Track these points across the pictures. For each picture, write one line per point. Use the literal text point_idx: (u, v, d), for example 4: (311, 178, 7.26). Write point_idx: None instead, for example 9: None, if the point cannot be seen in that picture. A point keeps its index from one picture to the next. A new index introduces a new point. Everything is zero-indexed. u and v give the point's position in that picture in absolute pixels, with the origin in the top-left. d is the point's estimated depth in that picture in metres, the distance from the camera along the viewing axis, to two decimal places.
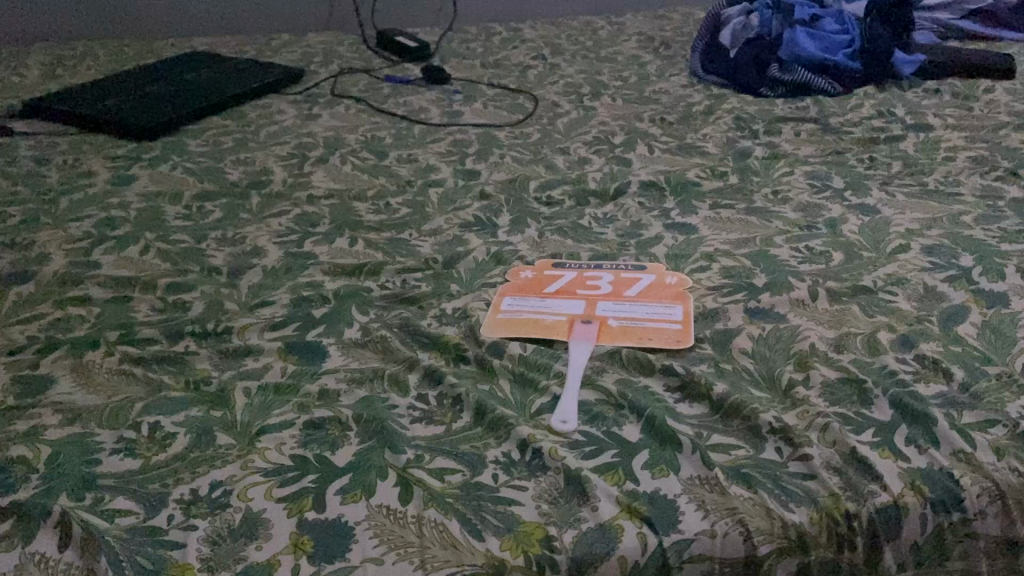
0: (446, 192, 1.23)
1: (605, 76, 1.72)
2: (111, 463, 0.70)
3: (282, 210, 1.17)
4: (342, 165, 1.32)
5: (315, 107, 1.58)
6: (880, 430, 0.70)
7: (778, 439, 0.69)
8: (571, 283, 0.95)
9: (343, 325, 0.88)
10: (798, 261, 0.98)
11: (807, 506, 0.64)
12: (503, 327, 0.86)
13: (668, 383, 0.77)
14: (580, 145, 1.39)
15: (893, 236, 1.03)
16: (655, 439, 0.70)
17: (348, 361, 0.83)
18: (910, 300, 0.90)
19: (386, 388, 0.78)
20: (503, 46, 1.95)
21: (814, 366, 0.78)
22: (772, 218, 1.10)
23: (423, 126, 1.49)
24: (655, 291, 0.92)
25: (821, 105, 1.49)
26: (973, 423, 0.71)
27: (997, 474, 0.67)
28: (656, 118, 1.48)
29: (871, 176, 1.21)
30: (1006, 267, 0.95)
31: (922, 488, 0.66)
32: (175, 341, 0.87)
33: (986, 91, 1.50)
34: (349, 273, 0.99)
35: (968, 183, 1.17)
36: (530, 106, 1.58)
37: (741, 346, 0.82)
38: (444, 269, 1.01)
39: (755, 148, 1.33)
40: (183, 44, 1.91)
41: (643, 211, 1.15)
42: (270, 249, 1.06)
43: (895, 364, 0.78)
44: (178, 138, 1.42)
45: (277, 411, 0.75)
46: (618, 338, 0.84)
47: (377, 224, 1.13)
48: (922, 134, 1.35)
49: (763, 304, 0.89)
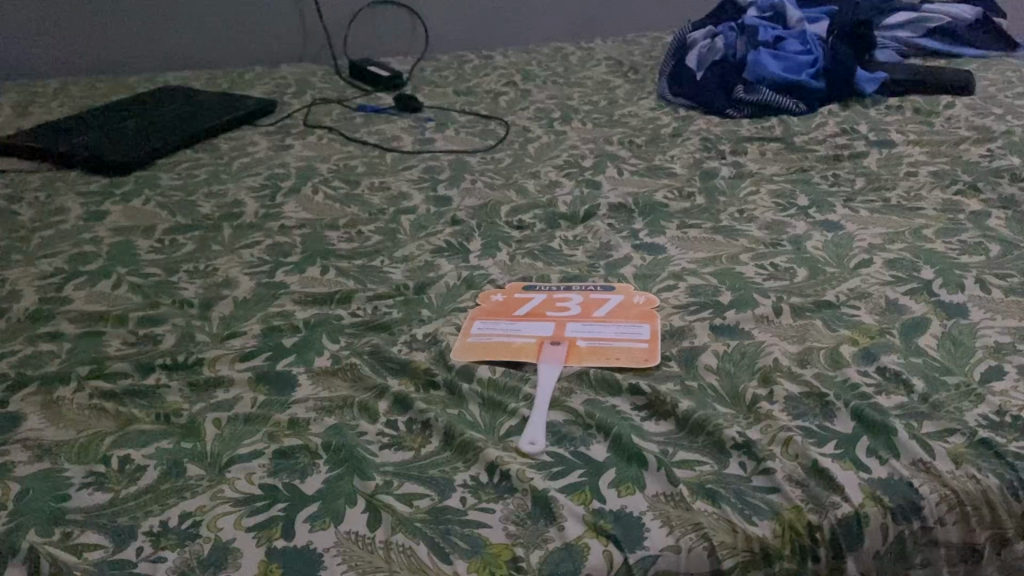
0: (418, 219, 1.24)
1: (575, 101, 1.74)
2: (81, 497, 0.70)
3: (254, 241, 1.18)
4: (314, 195, 1.33)
5: (288, 138, 1.59)
6: (841, 442, 0.71)
7: (742, 454, 0.71)
8: (541, 305, 0.96)
9: (314, 354, 0.89)
10: (763, 278, 1.00)
11: (770, 519, 0.65)
12: (474, 351, 0.87)
13: (634, 402, 0.79)
14: (551, 169, 1.40)
15: (856, 250, 1.05)
16: (621, 458, 0.71)
17: (318, 389, 0.83)
18: (872, 313, 0.91)
19: (356, 415, 0.79)
20: (475, 73, 1.97)
21: (777, 381, 0.79)
22: (737, 236, 1.12)
23: (395, 154, 1.50)
24: (623, 310, 0.94)
25: (786, 124, 1.52)
26: (932, 432, 0.72)
27: (955, 482, 0.69)
28: (625, 141, 1.51)
29: (834, 193, 1.23)
30: (965, 278, 0.97)
31: (883, 498, 0.67)
32: (146, 374, 0.87)
33: (947, 107, 1.53)
34: (320, 302, 1.00)
35: (929, 198, 1.19)
36: (500, 132, 1.60)
37: (706, 363, 0.84)
38: (415, 295, 1.02)
39: (722, 168, 1.36)
40: (156, 78, 1.93)
41: (612, 232, 1.16)
42: (242, 280, 1.07)
43: (857, 377, 0.79)
44: (152, 172, 1.43)
45: (247, 441, 0.76)
46: (587, 358, 0.85)
47: (349, 252, 1.14)
48: (885, 151, 1.37)
49: (728, 321, 0.90)
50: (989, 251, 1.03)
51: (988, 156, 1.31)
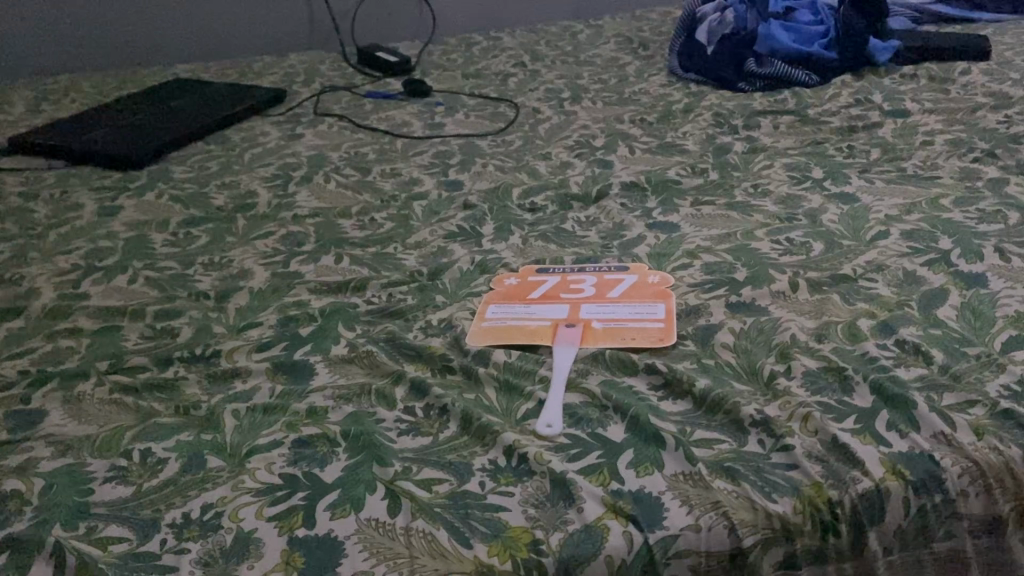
0: (430, 204, 1.24)
1: (584, 80, 1.73)
2: (104, 491, 0.70)
3: (268, 231, 1.18)
4: (325, 184, 1.33)
5: (298, 126, 1.59)
6: (860, 416, 0.71)
7: (760, 432, 0.70)
8: (555, 287, 0.96)
9: (330, 343, 0.89)
10: (779, 253, 0.99)
11: (790, 496, 0.65)
12: (488, 336, 0.87)
13: (651, 381, 0.78)
14: (561, 150, 1.39)
15: (872, 223, 1.04)
16: (639, 438, 0.71)
17: (335, 377, 0.84)
18: (890, 285, 0.90)
19: (374, 402, 0.79)
20: (483, 55, 1.96)
21: (795, 357, 0.79)
22: (752, 212, 1.11)
23: (406, 140, 1.50)
24: (637, 290, 0.93)
25: (799, 96, 1.50)
26: (952, 404, 0.71)
27: (977, 454, 0.67)
28: (636, 118, 1.49)
29: (849, 165, 1.22)
30: (984, 247, 0.95)
31: (903, 472, 0.66)
32: (165, 368, 0.88)
33: (963, 73, 1.50)
34: (335, 291, 1.00)
35: (946, 166, 1.18)
36: (511, 114, 1.59)
37: (722, 340, 0.83)
38: (429, 281, 1.02)
39: (734, 143, 1.34)
40: (166, 71, 1.93)
41: (624, 212, 1.16)
42: (256, 270, 1.07)
43: (876, 351, 0.79)
44: (164, 165, 1.43)
45: (266, 430, 0.76)
46: (602, 339, 0.85)
47: (362, 240, 1.14)
48: (900, 120, 1.35)
49: (744, 298, 0.90)
50: (1007, 219, 1.01)
51: (1005, 121, 1.29)
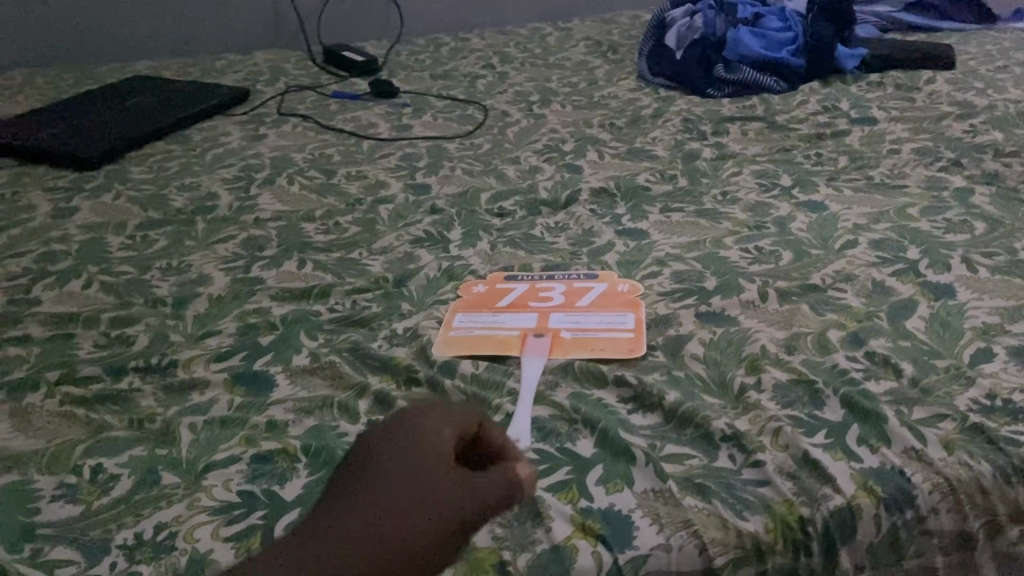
0: (396, 208, 1.22)
1: (553, 83, 1.72)
2: (52, 510, 0.67)
3: (229, 235, 1.15)
4: (289, 186, 1.30)
5: (262, 127, 1.56)
6: (831, 431, 0.70)
7: (731, 447, 0.69)
8: (524, 295, 0.94)
9: (292, 352, 0.87)
10: (748, 262, 0.99)
11: (761, 514, 0.63)
12: (455, 345, 0.85)
13: (620, 394, 0.77)
14: (530, 154, 1.38)
15: (840, 232, 1.04)
16: (608, 453, 0.69)
17: (296, 390, 0.81)
18: (859, 296, 0.90)
19: (336, 415, 0.77)
20: (451, 56, 1.94)
21: (764, 369, 0.78)
22: (721, 219, 1.10)
23: (372, 141, 1.47)
24: (607, 299, 0.92)
25: (767, 103, 1.50)
26: (922, 418, 0.71)
27: (948, 469, 0.66)
28: (605, 123, 1.48)
29: (817, 172, 1.22)
30: (951, 257, 0.95)
31: (875, 488, 0.65)
32: (119, 378, 0.84)
33: (929, 81, 1.51)
34: (297, 298, 0.98)
35: (913, 175, 1.18)
36: (479, 116, 1.57)
37: (692, 351, 0.82)
38: (395, 287, 0.99)
39: (704, 149, 1.34)
40: (126, 68, 1.88)
41: (593, 217, 1.14)
42: (216, 276, 1.04)
43: (846, 363, 0.78)
44: (122, 165, 1.39)
45: (224, 445, 0.74)
46: (571, 349, 0.83)
47: (326, 245, 1.11)
48: (868, 128, 1.36)
49: (714, 308, 0.89)
50: (974, 229, 1.02)
51: (971, 131, 1.29)
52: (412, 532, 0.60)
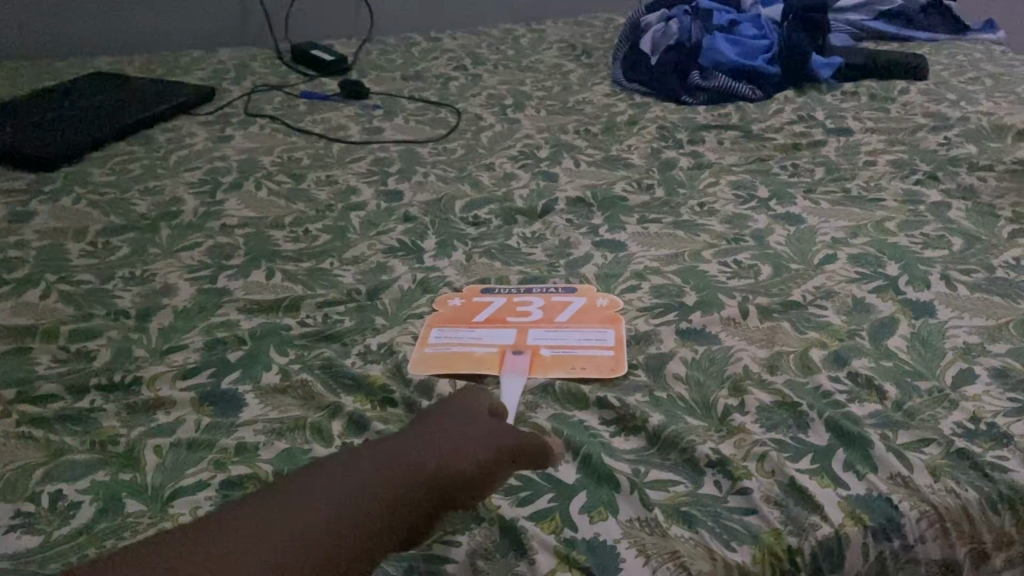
0: (367, 215, 1.19)
1: (527, 86, 1.69)
2: (8, 542, 0.64)
3: (194, 242, 1.11)
4: (256, 191, 1.26)
5: (228, 128, 1.52)
6: (817, 455, 0.69)
7: (716, 473, 0.68)
8: (501, 310, 0.92)
9: (261, 369, 0.84)
10: (727, 277, 0.98)
11: (749, 544, 0.62)
12: (432, 364, 0.83)
13: (602, 416, 0.75)
14: (505, 160, 1.36)
15: (818, 246, 1.03)
16: (592, 479, 0.67)
17: (266, 410, 0.78)
18: (840, 313, 0.89)
19: (308, 438, 0.74)
20: (423, 56, 1.91)
21: (747, 390, 0.77)
22: (699, 232, 1.09)
23: (342, 145, 1.44)
24: (586, 314, 0.90)
25: (742, 112, 1.49)
26: (907, 443, 0.70)
27: (935, 497, 0.66)
28: (580, 129, 1.46)
29: (794, 184, 1.21)
30: (930, 274, 0.95)
31: (863, 516, 0.64)
32: (79, 397, 0.81)
33: (902, 92, 1.51)
34: (266, 311, 0.95)
35: (889, 188, 1.18)
36: (452, 120, 1.54)
37: (674, 370, 0.81)
38: (368, 300, 0.97)
39: (680, 158, 1.33)
40: (86, 63, 1.82)
41: (571, 228, 1.12)
42: (181, 286, 1.01)
43: (829, 384, 0.77)
44: (82, 167, 1.35)
45: (191, 470, 0.71)
46: (551, 368, 0.82)
47: (295, 254, 1.08)
48: (843, 139, 1.36)
49: (694, 325, 0.88)
50: (951, 245, 1.01)
51: (945, 144, 1.30)
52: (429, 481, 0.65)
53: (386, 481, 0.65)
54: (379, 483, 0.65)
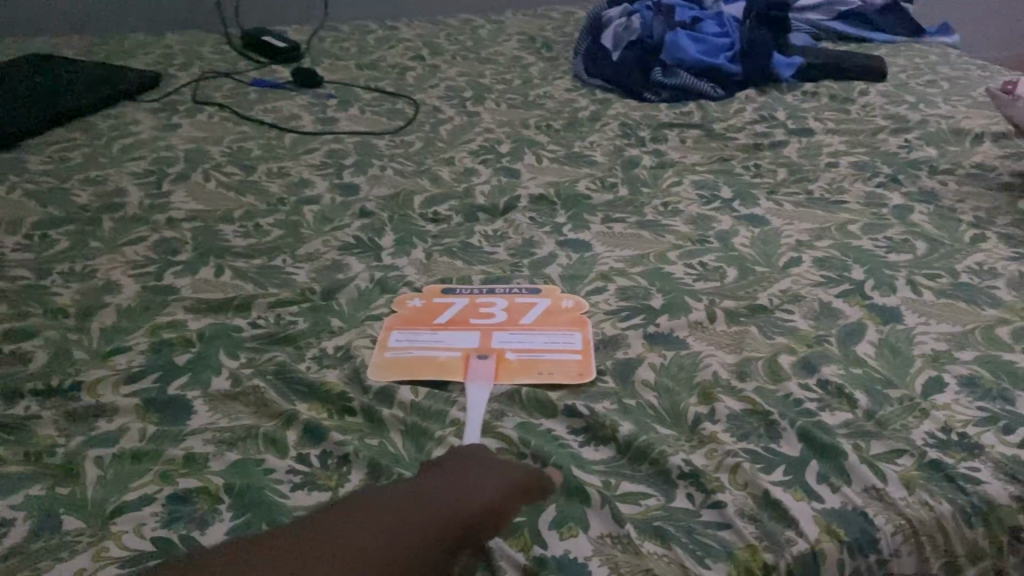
0: (322, 210, 1.14)
1: (487, 79, 1.66)
2: None
3: (138, 236, 1.06)
4: (205, 183, 1.21)
5: (175, 115, 1.45)
6: (789, 466, 0.67)
7: (689, 485, 0.66)
8: (464, 311, 0.89)
9: (211, 374, 0.79)
10: (693, 279, 0.96)
11: (724, 561, 0.60)
12: (394, 368, 0.80)
13: (570, 425, 0.73)
14: (465, 155, 1.32)
15: (783, 248, 1.02)
16: (561, 493, 0.65)
17: (216, 417, 0.74)
18: (807, 318, 0.88)
19: (261, 448, 0.70)
20: (378, 45, 1.86)
21: (717, 398, 0.75)
22: (664, 232, 1.07)
23: (295, 135, 1.39)
24: (551, 316, 0.88)
25: (704, 110, 1.48)
26: (880, 454, 0.69)
27: (909, 510, 0.65)
28: (541, 124, 1.44)
29: (757, 185, 1.20)
30: (896, 279, 0.95)
31: (838, 531, 0.63)
32: (13, 403, 0.76)
33: (861, 93, 1.52)
34: (215, 311, 0.90)
35: (852, 190, 1.17)
36: (409, 111, 1.50)
37: (643, 377, 0.79)
38: (323, 300, 0.93)
39: (643, 156, 1.31)
40: (23, 44, 1.74)
41: (534, 226, 1.10)
42: (125, 283, 0.95)
43: (799, 392, 0.76)
44: (18, 154, 1.28)
45: (135, 483, 0.66)
46: (518, 374, 0.79)
47: (247, 250, 1.03)
48: (805, 139, 1.35)
49: (662, 329, 0.86)
50: (915, 249, 1.01)
51: (905, 146, 1.30)
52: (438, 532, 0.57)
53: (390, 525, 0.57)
54: (385, 528, 0.56)
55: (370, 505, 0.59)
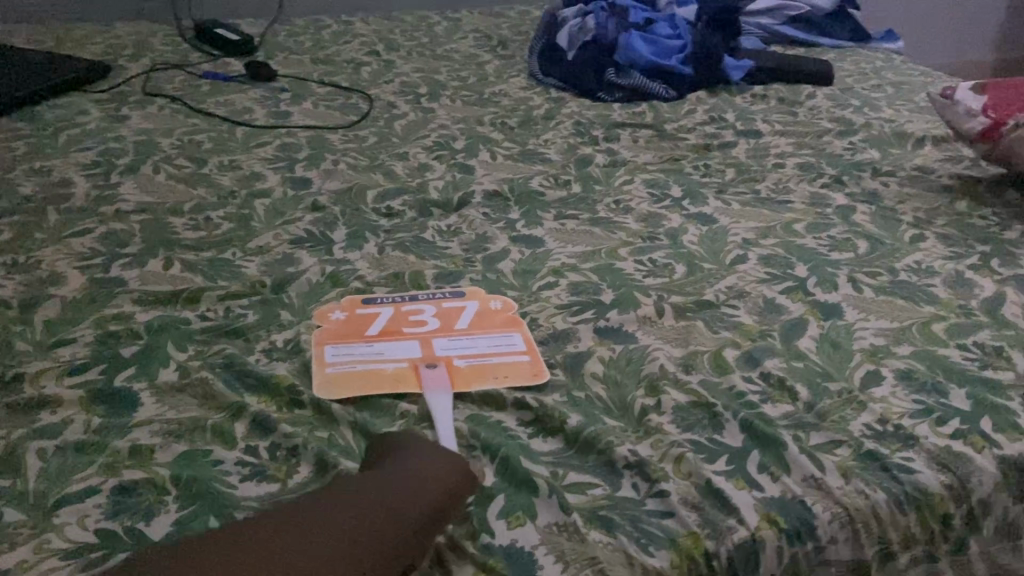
0: (273, 203, 1.14)
1: (442, 75, 1.66)
2: None
3: (85, 228, 1.04)
4: (154, 175, 1.19)
5: (124, 107, 1.43)
6: (732, 457, 0.69)
7: (634, 475, 0.67)
8: (394, 321, 0.87)
9: (158, 366, 0.79)
10: (642, 275, 0.97)
11: (667, 549, 0.61)
12: (342, 386, 0.77)
13: (520, 417, 0.74)
14: (419, 150, 1.32)
15: (730, 246, 1.05)
16: (509, 483, 0.66)
17: (163, 409, 0.73)
18: (752, 313, 0.90)
19: (209, 440, 0.70)
20: (333, 40, 1.85)
21: (664, 391, 0.77)
22: (615, 229, 1.09)
23: (247, 129, 1.38)
24: (484, 319, 0.87)
25: (656, 110, 1.50)
26: (819, 445, 0.71)
27: (846, 499, 0.67)
28: (496, 121, 1.44)
29: (706, 184, 1.22)
30: (838, 276, 0.97)
31: (776, 519, 0.64)
32: None
33: (809, 97, 1.55)
34: (163, 303, 0.89)
35: (797, 190, 1.20)
36: (363, 106, 1.50)
37: (592, 370, 0.80)
38: (274, 294, 0.92)
39: (596, 155, 1.32)
40: None
41: (487, 222, 1.10)
42: (70, 274, 0.94)
43: (743, 385, 0.78)
44: None
45: (79, 475, 0.66)
46: (472, 379, 0.78)
47: (196, 242, 1.02)
48: (753, 140, 1.38)
49: (612, 323, 0.87)
50: (857, 247, 1.04)
51: (850, 148, 1.34)
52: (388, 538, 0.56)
53: (335, 528, 0.56)
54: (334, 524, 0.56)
55: (311, 508, 0.58)
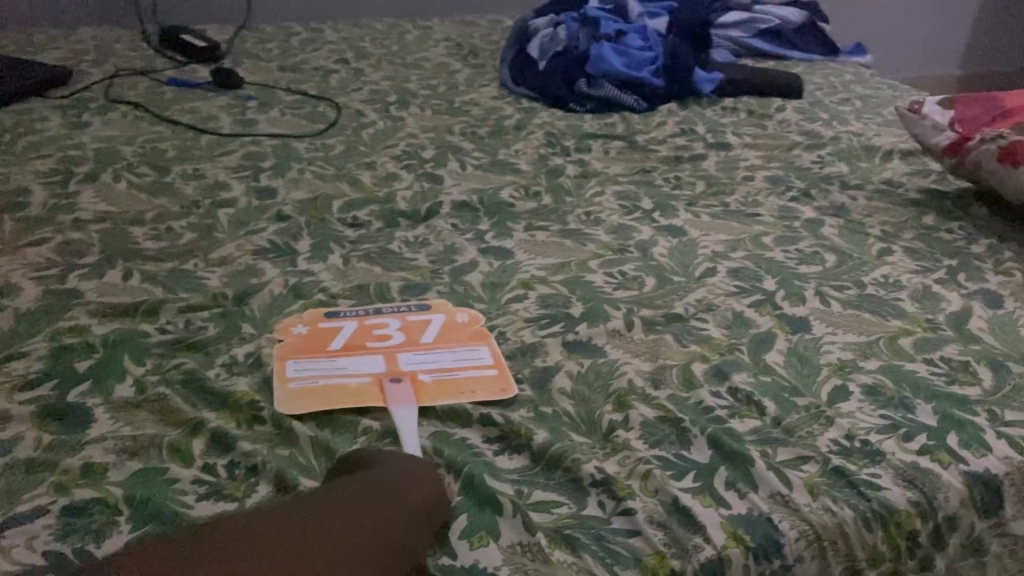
0: (238, 213, 1.12)
1: (412, 84, 1.65)
2: None
3: (41, 238, 1.01)
4: (115, 183, 1.17)
5: (86, 113, 1.40)
6: (699, 473, 0.68)
7: (601, 493, 0.66)
8: (358, 335, 0.85)
9: (114, 380, 0.77)
10: (612, 288, 0.97)
11: (632, 569, 0.60)
12: (305, 402, 0.75)
13: (486, 434, 0.73)
14: (388, 160, 1.31)
15: (699, 259, 1.04)
16: (473, 501, 0.65)
17: (118, 425, 0.71)
18: (720, 327, 0.90)
19: (165, 458, 0.68)
20: (303, 47, 1.83)
21: (632, 406, 0.76)
22: (585, 241, 1.08)
23: (212, 137, 1.36)
24: (451, 332, 0.86)
25: (627, 122, 1.50)
26: (786, 461, 0.70)
27: (813, 516, 0.66)
28: (466, 131, 1.43)
29: (676, 196, 1.22)
30: (806, 289, 0.97)
31: (743, 537, 0.64)
32: None
33: (779, 109, 1.56)
34: (121, 315, 0.87)
35: (766, 203, 1.20)
36: (332, 115, 1.48)
37: (559, 385, 0.79)
38: (235, 306, 0.90)
39: (566, 166, 1.32)
40: None
41: (455, 233, 1.09)
42: (25, 285, 0.91)
43: (711, 400, 0.77)
44: None
45: (28, 494, 0.63)
46: (438, 394, 0.76)
47: (157, 253, 1.00)
48: (723, 153, 1.38)
49: (580, 337, 0.86)
50: (825, 261, 1.04)
51: (819, 162, 1.34)
52: (351, 558, 0.53)
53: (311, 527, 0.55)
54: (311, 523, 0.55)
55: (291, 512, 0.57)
